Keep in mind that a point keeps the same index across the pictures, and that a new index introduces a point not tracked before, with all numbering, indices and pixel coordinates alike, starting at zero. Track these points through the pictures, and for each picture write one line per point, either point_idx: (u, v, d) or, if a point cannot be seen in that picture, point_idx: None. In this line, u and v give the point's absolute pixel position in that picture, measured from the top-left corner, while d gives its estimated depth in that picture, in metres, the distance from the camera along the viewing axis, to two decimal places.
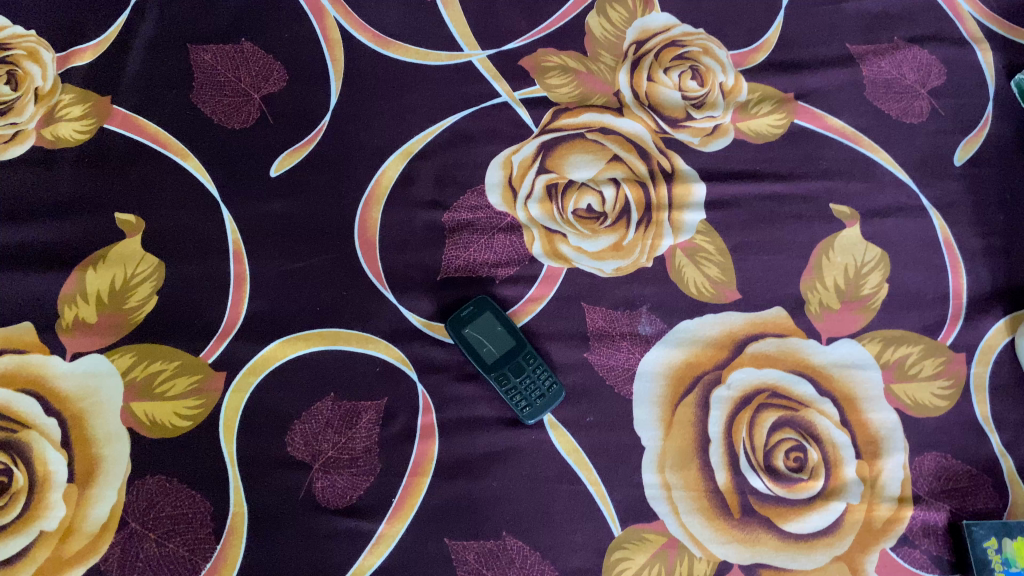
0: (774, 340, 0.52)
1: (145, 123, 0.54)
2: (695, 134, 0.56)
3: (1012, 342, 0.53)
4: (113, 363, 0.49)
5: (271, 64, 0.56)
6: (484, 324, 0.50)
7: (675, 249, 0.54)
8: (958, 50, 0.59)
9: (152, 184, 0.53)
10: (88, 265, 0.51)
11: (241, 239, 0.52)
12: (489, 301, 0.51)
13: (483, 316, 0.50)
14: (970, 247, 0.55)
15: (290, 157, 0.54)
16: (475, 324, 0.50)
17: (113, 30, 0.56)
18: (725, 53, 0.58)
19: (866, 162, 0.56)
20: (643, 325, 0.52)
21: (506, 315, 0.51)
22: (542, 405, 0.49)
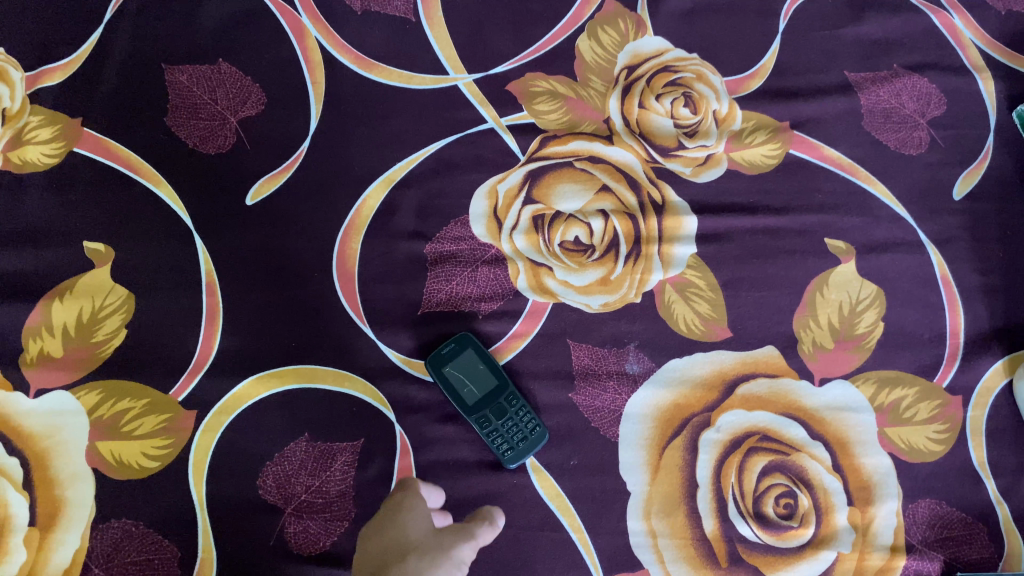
0: (765, 381, 0.51)
1: (117, 147, 0.52)
2: (687, 164, 0.54)
3: (1010, 384, 0.52)
4: (79, 400, 0.48)
5: (249, 86, 0.54)
6: (466, 363, 0.48)
7: (665, 284, 0.52)
8: (958, 79, 0.57)
9: (123, 212, 0.51)
10: (54, 297, 0.49)
11: (215, 271, 0.50)
12: (472, 338, 0.49)
13: (465, 353, 0.49)
14: (969, 284, 0.53)
15: (267, 184, 0.52)
16: (456, 363, 0.48)
17: (85, 48, 0.54)
18: (719, 79, 0.56)
19: (863, 195, 0.55)
20: (630, 364, 0.51)
21: (489, 353, 0.49)
22: (525, 448, 0.47)
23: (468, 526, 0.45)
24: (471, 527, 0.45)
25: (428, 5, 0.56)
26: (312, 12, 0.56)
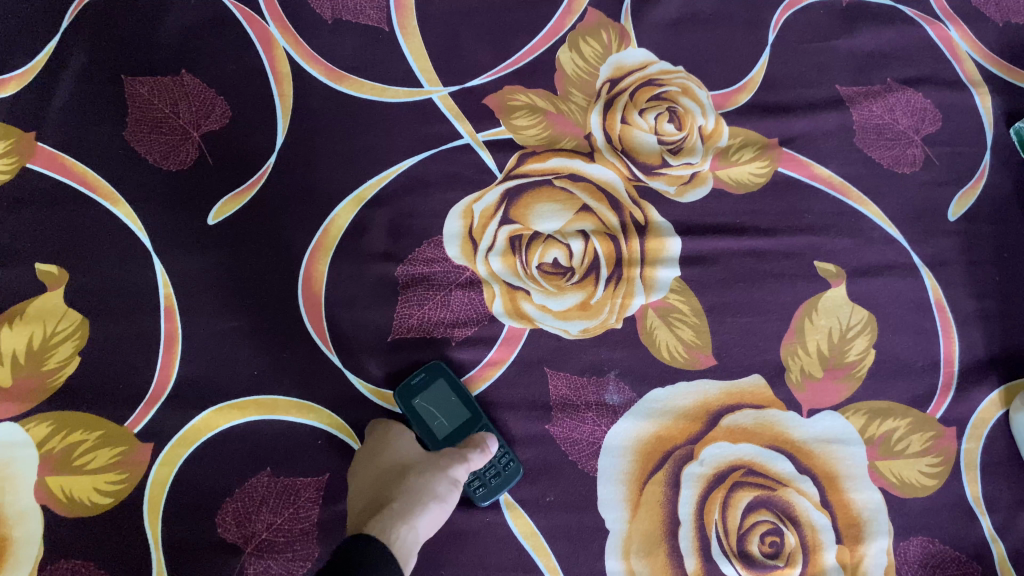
0: (751, 412, 0.49)
1: (73, 163, 0.50)
2: (671, 183, 0.52)
3: (1006, 415, 0.49)
4: (28, 432, 0.45)
5: (213, 99, 0.51)
6: (437, 394, 0.46)
7: (647, 309, 0.50)
8: (954, 94, 0.55)
9: (78, 232, 0.49)
10: (2, 322, 0.47)
11: (174, 294, 0.48)
12: (444, 367, 0.47)
13: (437, 384, 0.47)
14: (964, 309, 0.51)
15: (230, 203, 0.50)
16: (426, 395, 0.46)
17: (40, 59, 0.52)
18: (705, 93, 0.54)
19: (854, 215, 0.52)
20: (611, 394, 0.48)
21: (461, 384, 0.47)
22: (498, 485, 0.45)
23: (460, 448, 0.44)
24: (463, 449, 0.44)
25: (402, 15, 0.54)
26: (281, 20, 0.53)
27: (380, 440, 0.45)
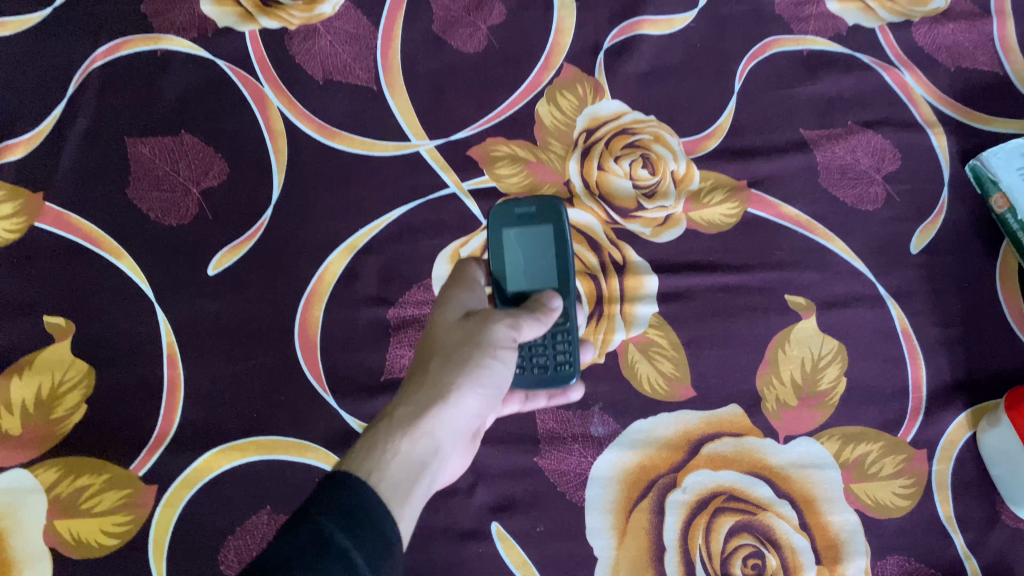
0: (730, 440, 0.51)
1: (78, 220, 0.52)
2: (646, 225, 0.55)
3: (974, 436, 0.52)
4: (37, 478, 0.47)
5: (211, 157, 0.54)
6: (538, 237, 0.47)
7: (628, 344, 0.53)
8: (912, 135, 0.58)
9: (84, 286, 0.51)
10: (12, 373, 0.49)
11: (176, 342, 0.50)
12: (558, 223, 0.47)
13: (542, 227, 0.47)
14: (929, 337, 0.54)
15: (229, 254, 0.52)
16: (527, 235, 0.47)
17: (47, 123, 0.55)
18: (676, 140, 0.57)
19: (821, 251, 0.55)
20: (596, 427, 0.51)
21: (567, 247, 0.47)
22: (537, 378, 0.47)
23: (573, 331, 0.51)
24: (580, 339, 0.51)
25: (389, 74, 0.57)
26: (273, 82, 0.56)
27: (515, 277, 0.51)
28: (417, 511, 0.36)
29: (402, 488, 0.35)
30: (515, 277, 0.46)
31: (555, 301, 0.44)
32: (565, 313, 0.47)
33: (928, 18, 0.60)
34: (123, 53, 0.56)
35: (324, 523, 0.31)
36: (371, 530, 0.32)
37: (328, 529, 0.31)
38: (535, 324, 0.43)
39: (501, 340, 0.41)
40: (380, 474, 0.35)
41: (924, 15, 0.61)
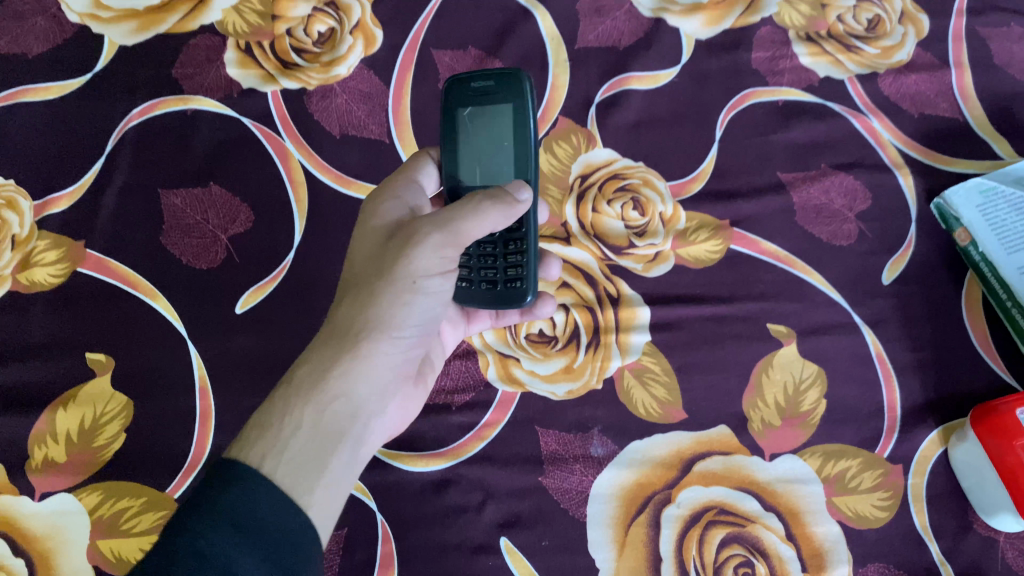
0: (719, 458, 0.55)
1: (117, 265, 0.57)
2: (638, 261, 0.60)
3: (946, 452, 0.56)
4: (81, 501, 0.51)
5: (238, 205, 0.59)
6: (493, 114, 0.51)
7: (623, 371, 0.57)
8: (880, 176, 0.63)
9: (122, 325, 0.56)
10: (58, 406, 0.53)
11: (207, 375, 0.55)
12: (516, 102, 0.51)
13: (498, 105, 0.51)
14: (901, 361, 0.58)
15: (255, 294, 0.57)
16: (484, 112, 0.52)
17: (87, 177, 0.60)
18: (664, 184, 0.62)
19: (800, 283, 0.60)
20: (595, 447, 0.55)
21: (515, 133, 0.51)
22: (479, 299, 0.52)
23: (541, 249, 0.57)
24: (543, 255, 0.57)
25: (400, 128, 0.62)
26: (295, 137, 0.61)
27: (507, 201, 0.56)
28: (331, 465, 0.42)
29: (301, 455, 0.41)
30: (466, 160, 0.52)
31: (508, 194, 0.46)
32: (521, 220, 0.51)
33: (892, 69, 0.66)
34: (156, 113, 0.62)
35: (195, 536, 0.35)
36: (253, 529, 0.37)
37: (208, 543, 0.35)
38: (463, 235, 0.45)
39: (416, 262, 0.44)
40: (273, 450, 0.40)
41: (889, 67, 0.66)
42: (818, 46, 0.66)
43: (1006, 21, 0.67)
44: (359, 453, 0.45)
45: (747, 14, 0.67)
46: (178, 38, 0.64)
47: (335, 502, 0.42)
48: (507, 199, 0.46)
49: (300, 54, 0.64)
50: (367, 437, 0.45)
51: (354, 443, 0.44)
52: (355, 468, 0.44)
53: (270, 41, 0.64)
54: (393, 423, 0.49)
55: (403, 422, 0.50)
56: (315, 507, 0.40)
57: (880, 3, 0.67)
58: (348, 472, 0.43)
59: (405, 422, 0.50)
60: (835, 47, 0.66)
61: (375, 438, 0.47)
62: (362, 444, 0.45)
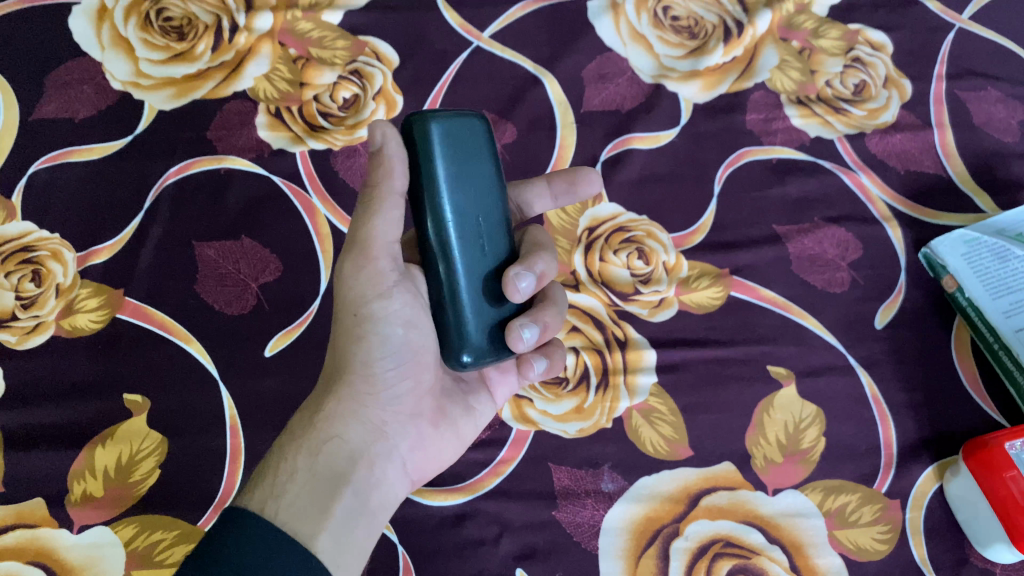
0: (725, 492, 0.58)
1: (154, 312, 0.61)
2: (643, 306, 0.63)
3: (941, 487, 0.58)
4: (117, 534, 0.54)
5: (267, 256, 0.63)
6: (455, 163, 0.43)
7: (631, 411, 0.60)
8: (870, 228, 0.67)
9: (159, 368, 0.59)
10: (96, 443, 0.56)
11: (237, 414, 0.58)
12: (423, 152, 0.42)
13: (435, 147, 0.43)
14: (896, 401, 0.61)
15: (284, 337, 0.61)
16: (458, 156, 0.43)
17: (127, 231, 0.64)
18: (666, 235, 0.66)
19: (797, 327, 0.63)
20: (606, 483, 0.58)
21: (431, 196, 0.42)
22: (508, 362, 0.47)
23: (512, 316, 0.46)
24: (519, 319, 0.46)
25: None
26: (321, 193, 0.66)
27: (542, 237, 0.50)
28: (334, 503, 0.44)
29: (299, 499, 0.43)
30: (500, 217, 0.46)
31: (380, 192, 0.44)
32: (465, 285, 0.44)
33: (878, 129, 0.70)
34: (193, 171, 0.66)
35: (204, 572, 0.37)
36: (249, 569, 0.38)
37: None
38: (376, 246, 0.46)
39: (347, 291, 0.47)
40: (272, 495, 0.43)
41: (875, 127, 0.70)
42: (808, 108, 0.71)
43: (983, 85, 0.72)
44: (368, 493, 0.47)
45: (742, 79, 0.72)
46: (213, 103, 0.68)
47: (343, 536, 0.44)
48: (382, 199, 0.44)
49: (326, 117, 0.68)
50: (375, 477, 0.47)
51: (358, 482, 0.46)
52: (364, 507, 0.46)
53: (298, 106, 0.68)
54: (415, 463, 0.50)
55: (427, 466, 0.51)
56: (324, 544, 0.43)
57: (865, 69, 0.72)
58: (357, 510, 0.45)
59: (430, 462, 0.51)
60: (825, 109, 0.71)
61: (389, 479, 0.49)
62: (370, 485, 0.47)
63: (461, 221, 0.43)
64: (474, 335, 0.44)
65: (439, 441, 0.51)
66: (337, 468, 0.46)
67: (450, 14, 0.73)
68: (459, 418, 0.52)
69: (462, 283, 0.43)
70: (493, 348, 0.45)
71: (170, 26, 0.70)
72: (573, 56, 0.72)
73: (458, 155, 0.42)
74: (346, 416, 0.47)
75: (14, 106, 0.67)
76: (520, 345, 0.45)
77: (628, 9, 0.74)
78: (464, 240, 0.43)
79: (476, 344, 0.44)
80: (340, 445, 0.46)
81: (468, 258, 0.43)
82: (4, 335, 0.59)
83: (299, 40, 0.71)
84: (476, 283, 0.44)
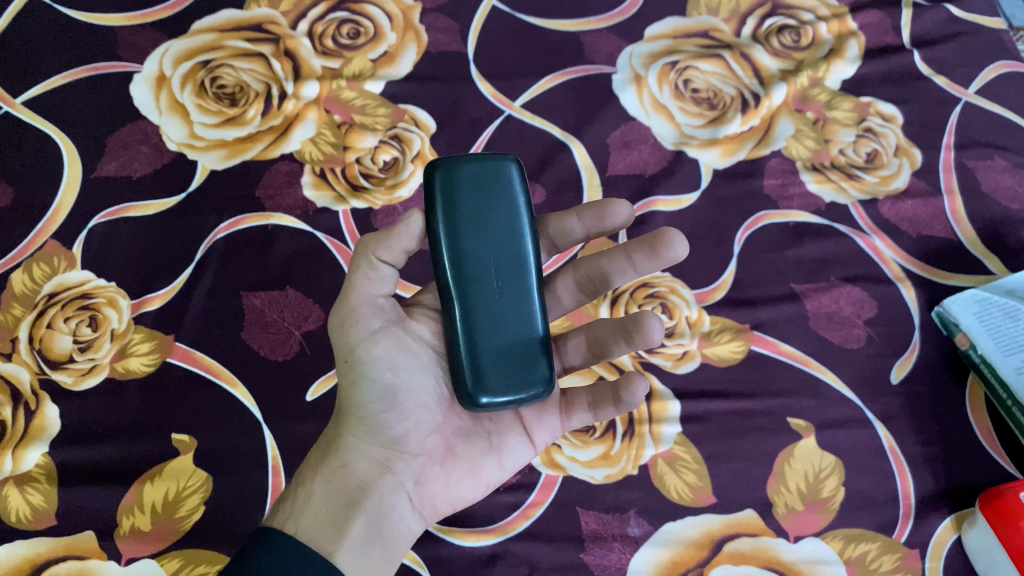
0: (747, 539, 0.60)
1: (202, 356, 0.64)
2: (667, 358, 0.66)
3: (959, 538, 0.60)
4: (162, 566, 0.57)
5: (311, 306, 0.67)
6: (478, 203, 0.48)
7: (657, 458, 0.62)
8: (884, 287, 0.70)
9: (206, 409, 0.63)
10: (146, 480, 0.60)
11: (279, 455, 0.62)
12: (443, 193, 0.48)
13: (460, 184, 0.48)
14: (913, 453, 0.63)
15: (325, 382, 0.64)
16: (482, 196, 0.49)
17: (179, 281, 0.67)
18: (689, 291, 0.69)
19: (816, 381, 0.66)
20: (632, 527, 0.60)
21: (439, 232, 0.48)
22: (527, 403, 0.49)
23: (636, 315, 0.50)
24: (631, 375, 0.52)
25: None
26: None
27: (610, 265, 0.55)
28: (347, 528, 0.48)
29: (315, 520, 0.48)
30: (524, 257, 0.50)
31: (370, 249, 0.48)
32: (469, 318, 0.48)
33: (890, 196, 0.74)
34: (242, 226, 0.70)
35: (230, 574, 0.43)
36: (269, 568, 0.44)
37: None
38: (356, 296, 0.48)
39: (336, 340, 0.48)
40: (290, 518, 0.48)
41: (887, 193, 0.74)
42: (823, 175, 0.75)
43: (990, 155, 0.75)
44: (379, 522, 0.49)
45: (759, 147, 0.76)
46: (262, 163, 0.73)
47: (357, 552, 0.47)
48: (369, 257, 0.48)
49: (367, 178, 0.72)
50: (388, 507, 0.50)
51: (371, 509, 0.49)
52: (375, 533, 0.49)
53: (342, 167, 0.73)
54: (429, 496, 0.51)
55: (443, 501, 0.52)
56: (343, 559, 0.46)
57: (876, 138, 0.76)
58: (369, 536, 0.48)
59: (444, 498, 0.52)
60: (838, 176, 0.74)
61: (403, 509, 0.50)
62: (384, 513, 0.49)
63: (473, 260, 0.48)
64: (480, 370, 0.47)
65: (450, 477, 0.52)
66: (349, 495, 0.49)
67: (483, 84, 0.78)
68: (476, 456, 0.52)
69: (471, 321, 0.48)
70: (501, 384, 0.48)
71: (223, 92, 0.74)
72: (598, 124, 0.76)
73: (473, 198, 0.48)
74: (354, 449, 0.50)
75: (78, 163, 0.72)
76: (636, 396, 0.51)
77: (650, 81, 0.78)
78: (474, 279, 0.48)
79: (482, 380, 0.47)
80: (351, 474, 0.50)
81: (477, 293, 0.48)
82: (61, 376, 0.63)
83: (343, 107, 0.75)
84: (485, 324, 0.48)
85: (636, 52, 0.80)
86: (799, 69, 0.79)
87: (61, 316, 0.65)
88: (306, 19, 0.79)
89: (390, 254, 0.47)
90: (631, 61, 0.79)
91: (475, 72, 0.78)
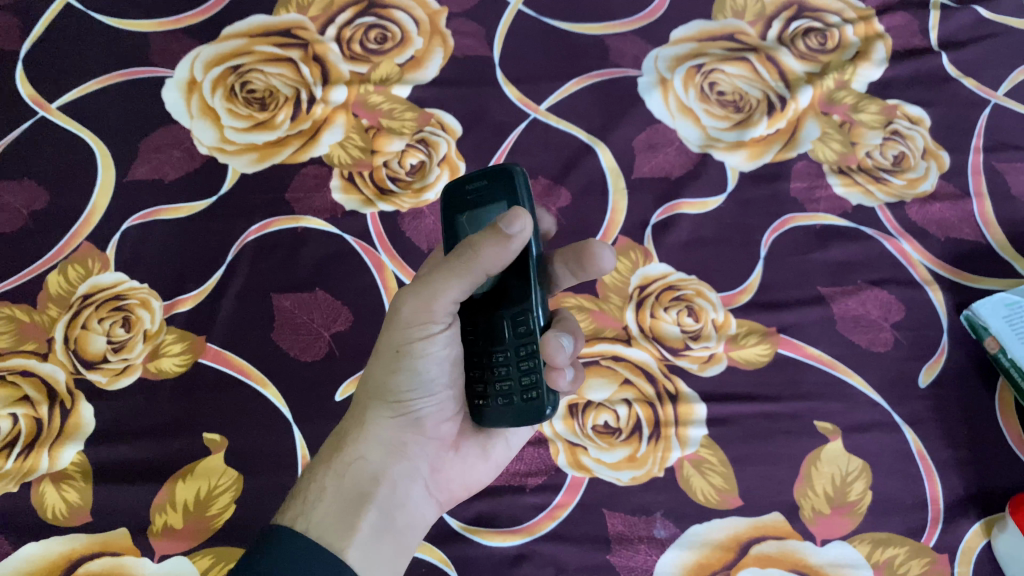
0: (774, 542, 0.60)
1: (233, 356, 0.65)
2: (693, 361, 0.66)
3: (989, 543, 0.60)
4: (194, 564, 0.58)
5: (339, 308, 0.67)
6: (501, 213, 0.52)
7: (683, 461, 0.63)
8: (912, 291, 0.69)
9: (236, 408, 0.64)
10: (177, 479, 0.61)
11: (308, 454, 0.62)
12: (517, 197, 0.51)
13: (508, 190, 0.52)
14: (941, 457, 0.63)
15: (353, 383, 0.64)
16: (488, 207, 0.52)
17: (210, 282, 0.69)
18: (715, 294, 0.69)
19: (843, 384, 0.66)
20: (658, 529, 0.61)
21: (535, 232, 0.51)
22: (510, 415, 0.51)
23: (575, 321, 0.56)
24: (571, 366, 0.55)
25: None
26: (390, 250, 0.70)
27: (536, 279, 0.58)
28: (358, 522, 0.49)
29: (327, 516, 0.48)
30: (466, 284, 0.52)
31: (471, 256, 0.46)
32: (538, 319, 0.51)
33: (918, 199, 0.73)
34: (272, 229, 0.71)
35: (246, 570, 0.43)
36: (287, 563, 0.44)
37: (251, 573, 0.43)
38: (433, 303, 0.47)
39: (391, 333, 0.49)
40: (303, 513, 0.48)
41: (915, 196, 0.73)
42: (850, 178, 0.74)
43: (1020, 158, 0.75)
44: (393, 513, 0.51)
45: (785, 149, 0.75)
46: (291, 167, 0.73)
47: (370, 544, 0.49)
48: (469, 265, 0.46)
49: (394, 181, 0.73)
50: (398, 498, 0.52)
51: (382, 501, 0.51)
52: (389, 526, 0.50)
53: (369, 171, 0.73)
54: (436, 482, 0.55)
55: (457, 485, 0.56)
56: (353, 554, 0.47)
57: (904, 141, 0.76)
58: (380, 529, 0.50)
59: (450, 484, 0.55)
60: (865, 179, 0.74)
61: (413, 498, 0.53)
62: (393, 505, 0.51)
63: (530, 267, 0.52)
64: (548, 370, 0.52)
65: (463, 462, 0.56)
66: (362, 488, 0.50)
67: (509, 88, 0.78)
68: (485, 441, 0.57)
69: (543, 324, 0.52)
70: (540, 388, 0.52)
71: (252, 97, 0.76)
72: (624, 127, 0.77)
73: None
74: (370, 439, 0.52)
75: (111, 167, 0.73)
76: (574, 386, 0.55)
77: (676, 84, 0.78)
78: None
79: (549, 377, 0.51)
80: (363, 466, 0.51)
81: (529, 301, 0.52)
82: (96, 375, 0.64)
83: (370, 112, 0.76)
84: None
85: (661, 55, 0.80)
86: (825, 71, 0.79)
87: (96, 317, 0.66)
88: (333, 25, 0.80)
89: (491, 265, 0.46)
90: (656, 64, 0.79)
91: (501, 76, 0.79)
